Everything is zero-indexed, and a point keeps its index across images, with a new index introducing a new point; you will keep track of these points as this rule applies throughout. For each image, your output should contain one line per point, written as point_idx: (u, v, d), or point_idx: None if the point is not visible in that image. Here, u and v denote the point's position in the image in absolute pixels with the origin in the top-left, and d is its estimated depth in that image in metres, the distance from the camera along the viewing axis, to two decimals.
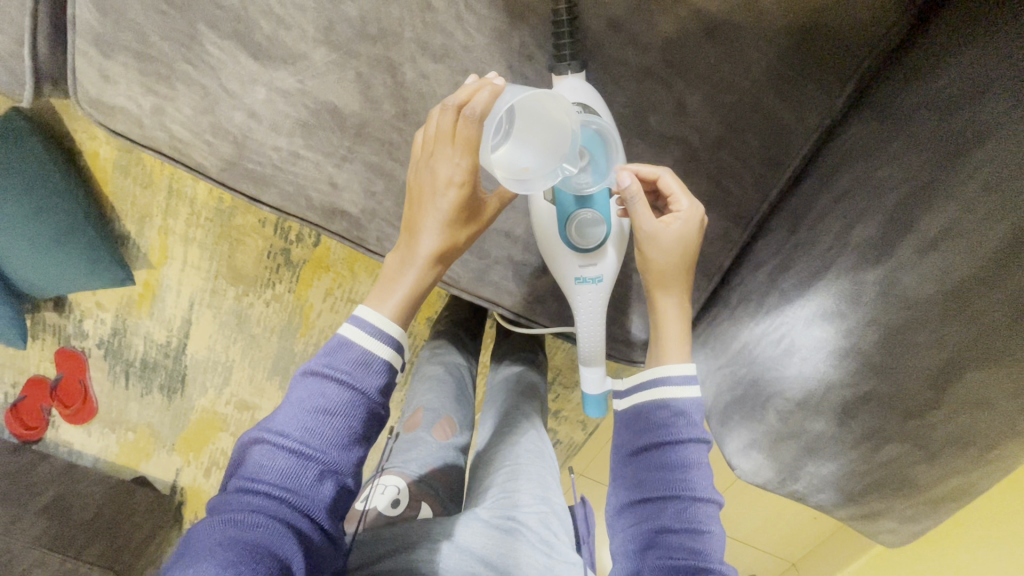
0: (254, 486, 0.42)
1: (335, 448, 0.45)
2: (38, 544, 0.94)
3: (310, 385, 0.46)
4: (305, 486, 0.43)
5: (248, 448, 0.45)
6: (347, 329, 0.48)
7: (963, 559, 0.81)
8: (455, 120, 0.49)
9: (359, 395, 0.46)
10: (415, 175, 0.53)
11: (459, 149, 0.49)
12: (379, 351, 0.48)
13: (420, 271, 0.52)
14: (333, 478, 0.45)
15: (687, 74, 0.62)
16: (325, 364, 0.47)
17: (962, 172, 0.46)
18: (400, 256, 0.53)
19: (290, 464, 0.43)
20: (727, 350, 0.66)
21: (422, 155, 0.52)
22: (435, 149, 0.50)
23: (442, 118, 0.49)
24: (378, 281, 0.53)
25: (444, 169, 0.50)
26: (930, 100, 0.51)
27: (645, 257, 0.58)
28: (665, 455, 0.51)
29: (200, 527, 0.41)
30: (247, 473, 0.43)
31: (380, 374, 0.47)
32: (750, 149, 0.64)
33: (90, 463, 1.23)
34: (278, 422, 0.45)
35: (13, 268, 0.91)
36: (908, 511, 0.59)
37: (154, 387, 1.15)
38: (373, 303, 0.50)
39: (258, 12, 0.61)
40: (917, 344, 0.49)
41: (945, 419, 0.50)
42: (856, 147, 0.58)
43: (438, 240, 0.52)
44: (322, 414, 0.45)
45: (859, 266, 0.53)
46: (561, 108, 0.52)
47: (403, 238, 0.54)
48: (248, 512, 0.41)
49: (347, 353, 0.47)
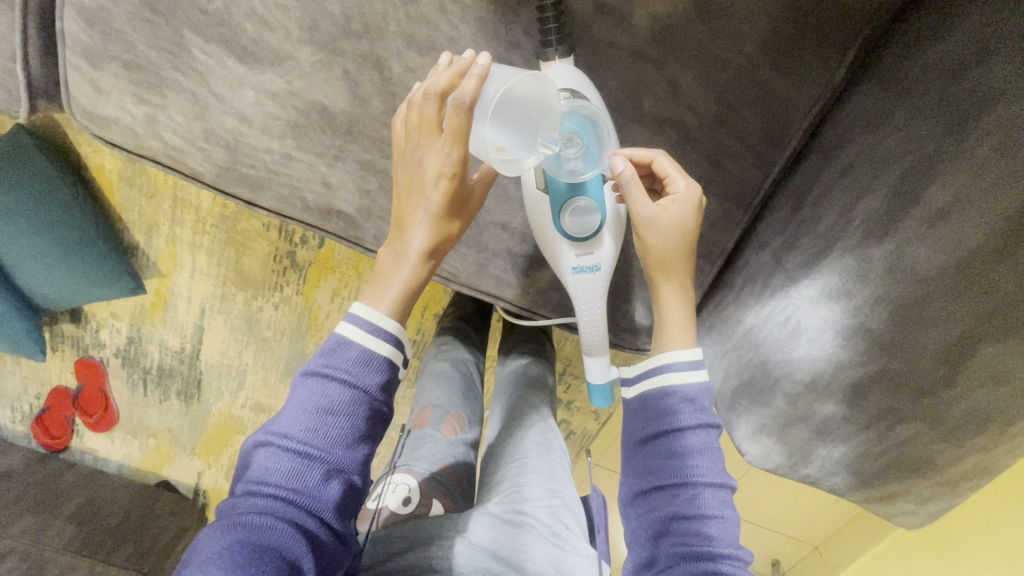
0: (260, 488, 0.42)
1: (339, 447, 0.44)
2: (69, 549, 0.97)
3: (311, 385, 0.46)
4: (312, 487, 0.43)
5: (253, 452, 0.46)
6: (344, 327, 0.48)
7: (988, 535, 0.78)
8: (439, 110, 0.48)
9: (360, 394, 0.46)
10: (401, 170, 0.52)
11: (446, 140, 0.49)
12: (378, 347, 0.47)
13: (413, 266, 0.52)
14: (339, 477, 0.44)
15: (679, 54, 0.60)
16: (324, 364, 0.47)
17: (970, 138, 0.44)
18: (393, 251, 0.53)
19: (296, 465, 0.43)
20: (733, 335, 0.64)
21: (406, 147, 0.51)
22: (420, 140, 0.50)
23: (426, 108, 0.48)
24: (373, 278, 0.53)
25: (432, 160, 0.50)
26: (936, 65, 0.48)
27: (644, 242, 0.56)
28: (675, 444, 0.50)
29: (208, 531, 0.41)
30: (253, 477, 0.43)
31: (381, 371, 0.47)
32: (748, 127, 0.62)
33: (115, 469, 1.27)
34: (281, 424, 0.45)
35: (27, 281, 0.92)
36: (925, 493, 0.57)
37: (172, 394, 1.17)
38: (368, 300, 0.50)
39: (241, 15, 0.60)
40: (927, 319, 0.47)
41: (960, 396, 0.49)
42: (859, 118, 0.55)
43: (430, 234, 0.52)
44: (324, 414, 0.45)
45: (865, 242, 0.51)
46: (546, 91, 0.52)
47: (395, 233, 0.53)
48: (255, 515, 0.41)
49: (346, 352, 0.47)
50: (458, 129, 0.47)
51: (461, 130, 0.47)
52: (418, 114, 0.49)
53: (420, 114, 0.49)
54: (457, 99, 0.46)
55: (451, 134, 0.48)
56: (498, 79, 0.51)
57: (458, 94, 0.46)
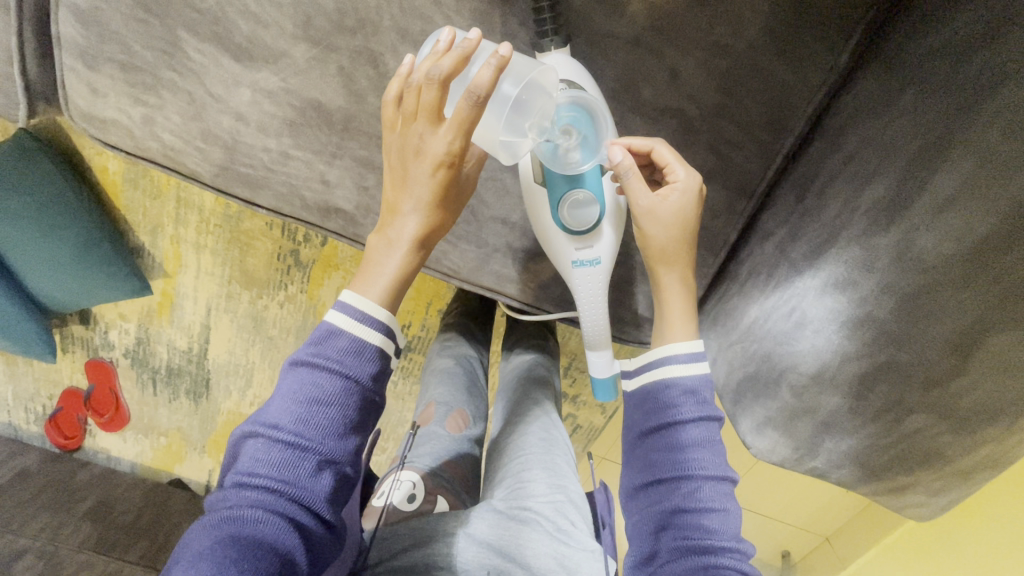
0: (252, 480, 0.42)
1: (329, 438, 0.44)
2: (84, 547, 0.99)
3: (301, 375, 0.46)
4: (303, 478, 0.43)
5: (242, 443, 0.45)
6: (334, 316, 0.48)
7: (994, 528, 0.78)
8: (441, 95, 0.47)
9: (352, 384, 0.46)
10: (396, 154, 0.51)
11: (448, 128, 0.48)
12: (370, 337, 0.47)
13: (406, 254, 0.52)
14: (331, 468, 0.44)
15: (678, 41, 0.59)
16: (315, 353, 0.46)
17: (979, 121, 0.43)
18: (385, 238, 0.52)
19: (287, 457, 0.43)
20: (738, 327, 0.63)
21: (403, 131, 0.50)
22: (418, 126, 0.48)
23: (427, 93, 0.47)
24: (363, 265, 0.52)
25: (432, 148, 0.49)
26: (943, 47, 0.47)
27: (643, 233, 0.56)
28: (671, 432, 0.50)
29: (200, 524, 0.41)
30: (242, 468, 0.43)
31: (373, 361, 0.47)
32: (751, 115, 0.61)
33: (128, 468, 1.28)
34: (271, 414, 0.45)
35: (33, 282, 0.93)
36: (936, 484, 0.56)
37: (181, 393, 1.18)
38: (359, 288, 0.50)
39: (235, 12, 0.60)
40: (936, 308, 0.46)
41: (970, 387, 0.47)
42: (865, 103, 0.54)
43: (424, 222, 0.52)
44: (315, 405, 0.44)
45: (871, 230, 0.50)
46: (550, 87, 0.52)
47: (386, 219, 0.53)
48: (246, 508, 0.40)
49: (337, 342, 0.46)
50: (464, 118, 0.47)
51: (467, 120, 0.47)
52: (417, 98, 0.48)
53: (421, 98, 0.47)
54: (469, 88, 0.45)
55: (456, 124, 0.47)
56: (517, 70, 0.52)
57: (473, 85, 0.45)
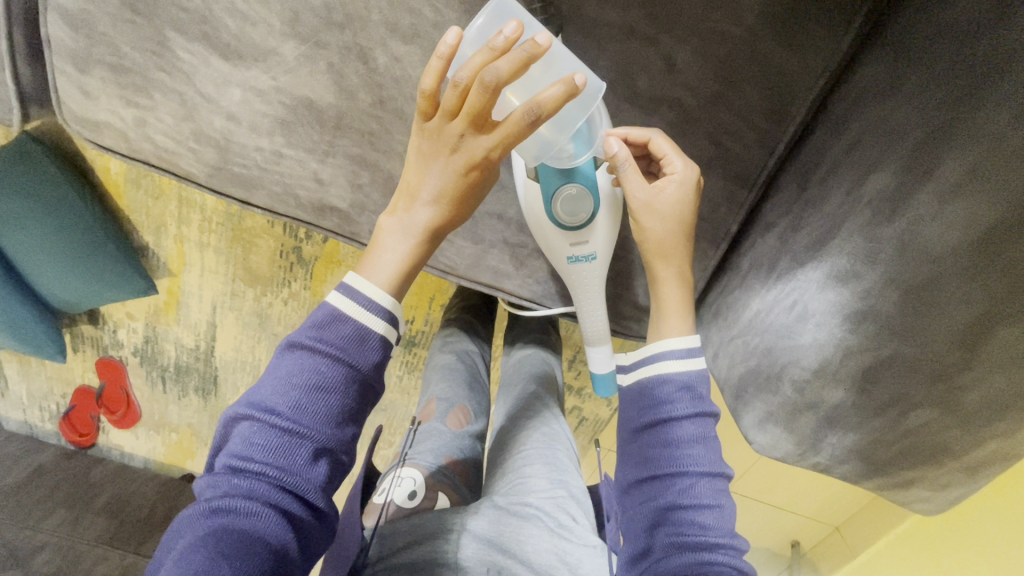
0: (245, 466, 0.42)
1: (327, 427, 0.44)
2: (100, 541, 1.03)
3: (299, 359, 0.45)
4: (299, 467, 0.42)
5: (235, 424, 0.45)
6: (337, 299, 0.47)
7: (995, 513, 0.78)
8: (489, 98, 0.43)
9: (352, 371, 0.45)
10: (426, 141, 0.49)
11: (493, 135, 0.46)
12: (374, 324, 0.47)
13: (418, 243, 0.51)
14: (326, 457, 0.44)
15: (674, 28, 0.57)
16: (315, 338, 0.46)
17: (984, 107, 0.42)
18: (399, 222, 0.51)
19: (284, 443, 0.43)
20: (739, 320, 0.62)
21: (440, 123, 0.47)
22: (458, 125, 0.46)
23: (474, 96, 0.43)
24: (373, 246, 0.52)
25: (470, 148, 0.47)
26: (949, 29, 0.45)
27: (641, 226, 0.54)
28: (674, 421, 0.49)
29: (192, 511, 0.41)
30: (237, 451, 0.42)
31: (377, 350, 0.47)
32: (751, 102, 0.59)
33: (141, 464, 1.30)
34: (266, 398, 0.44)
35: (43, 285, 0.94)
36: (942, 479, 0.55)
37: (189, 390, 1.19)
38: (363, 272, 0.50)
39: (222, 11, 0.59)
40: (940, 301, 0.45)
41: (978, 380, 0.46)
42: (868, 89, 0.52)
43: (440, 214, 0.51)
44: (313, 391, 0.44)
45: (874, 221, 0.49)
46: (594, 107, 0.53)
47: (401, 202, 0.52)
48: (240, 499, 0.40)
49: (340, 328, 0.46)
50: (514, 131, 0.45)
51: (513, 134, 0.46)
52: (462, 94, 0.44)
53: (466, 99, 0.44)
54: (529, 105, 0.44)
55: (502, 134, 0.46)
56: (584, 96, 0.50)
57: (533, 106, 0.43)
